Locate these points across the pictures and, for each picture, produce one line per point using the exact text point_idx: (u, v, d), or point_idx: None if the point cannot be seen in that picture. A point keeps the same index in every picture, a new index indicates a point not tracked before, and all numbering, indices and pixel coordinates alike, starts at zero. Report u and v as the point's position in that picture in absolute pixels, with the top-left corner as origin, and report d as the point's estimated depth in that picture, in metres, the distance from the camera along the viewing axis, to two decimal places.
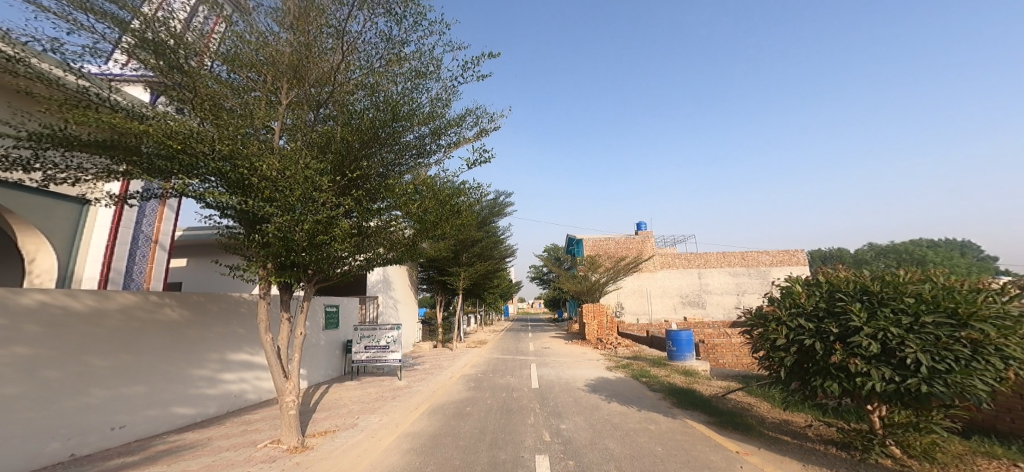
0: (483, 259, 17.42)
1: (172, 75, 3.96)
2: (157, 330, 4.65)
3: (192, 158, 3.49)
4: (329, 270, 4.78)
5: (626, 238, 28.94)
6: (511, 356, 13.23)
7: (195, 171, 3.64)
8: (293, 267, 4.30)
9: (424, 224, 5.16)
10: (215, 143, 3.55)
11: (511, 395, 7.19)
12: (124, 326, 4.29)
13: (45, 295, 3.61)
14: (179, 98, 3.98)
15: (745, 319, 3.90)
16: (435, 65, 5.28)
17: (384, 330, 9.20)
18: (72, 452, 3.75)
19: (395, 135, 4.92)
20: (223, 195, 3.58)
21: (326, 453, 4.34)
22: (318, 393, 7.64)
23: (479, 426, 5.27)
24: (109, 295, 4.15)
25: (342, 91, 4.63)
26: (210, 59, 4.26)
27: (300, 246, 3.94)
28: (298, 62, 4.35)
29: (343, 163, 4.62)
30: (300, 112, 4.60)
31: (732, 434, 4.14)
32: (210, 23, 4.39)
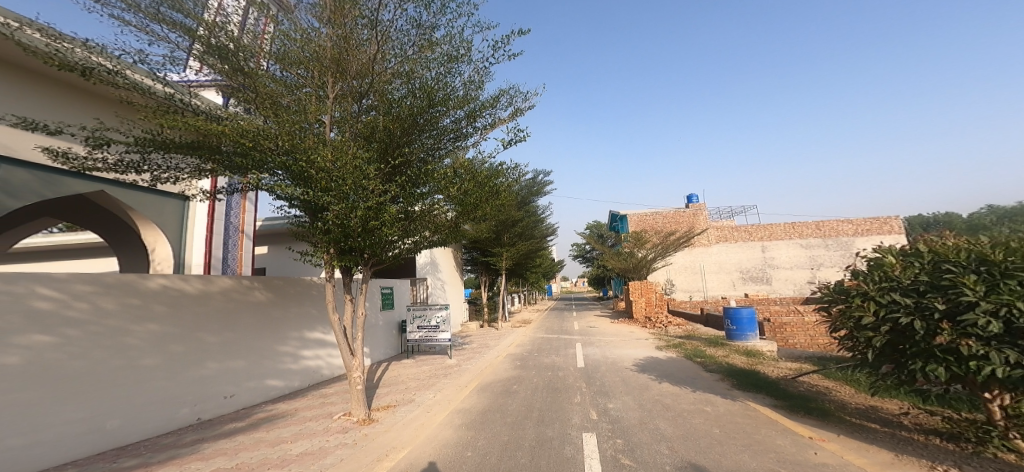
0: (524, 239, 17.52)
1: (237, 77, 4.36)
2: (250, 311, 5.10)
3: (262, 155, 3.81)
4: (383, 254, 5.01)
5: (674, 214, 27.90)
6: (555, 335, 13.34)
7: (264, 166, 3.97)
8: (352, 252, 4.56)
9: (466, 206, 5.25)
10: (278, 138, 3.80)
11: (556, 374, 7.27)
12: (225, 305, 4.76)
13: (166, 280, 4.11)
14: (245, 99, 4.39)
15: (823, 296, 3.70)
16: (466, 46, 5.24)
17: (434, 310, 9.55)
18: (198, 416, 4.33)
19: (433, 121, 5.00)
20: (289, 188, 3.86)
21: (389, 426, 4.62)
22: (380, 370, 8.09)
23: (526, 404, 5.41)
24: (211, 280, 4.58)
25: (381, 81, 4.77)
26: (265, 60, 4.54)
27: (356, 232, 4.15)
28: (340, 56, 4.43)
29: (387, 149, 4.78)
30: (347, 104, 4.77)
31: (805, 420, 3.96)
32: (261, 23, 4.63)
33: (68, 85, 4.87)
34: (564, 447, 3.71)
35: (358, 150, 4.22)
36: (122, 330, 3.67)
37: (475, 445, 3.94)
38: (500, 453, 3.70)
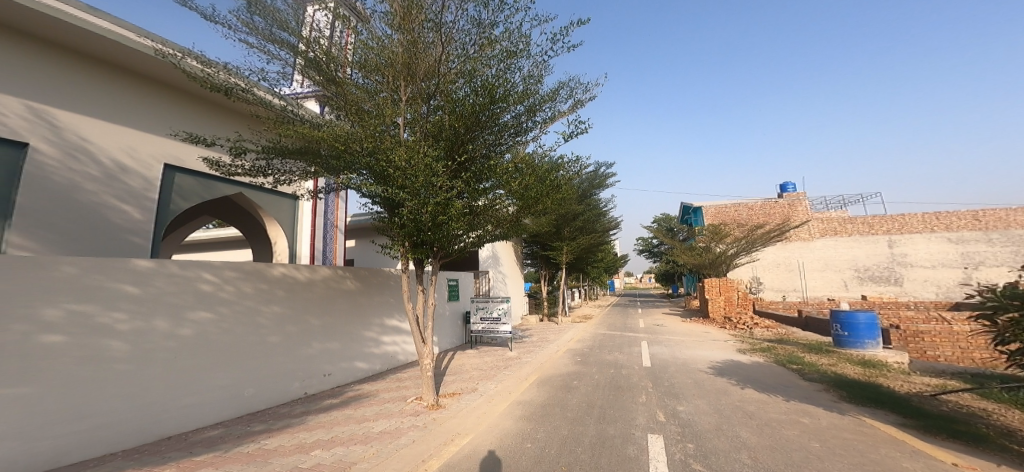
0: (585, 233, 17.21)
1: (330, 87, 4.97)
2: (343, 298, 5.98)
3: (353, 156, 4.16)
4: (449, 247, 5.14)
5: (755, 206, 25.70)
6: (618, 332, 12.95)
7: (352, 167, 4.35)
8: (424, 244, 4.75)
9: (526, 201, 5.19)
10: (364, 140, 4.12)
11: (619, 371, 7.05)
12: (327, 292, 5.71)
13: (286, 269, 5.06)
14: (336, 106, 5.02)
15: (989, 301, 3.15)
16: (525, 42, 5.21)
17: (495, 302, 9.69)
18: (305, 390, 5.23)
19: (493, 118, 5.00)
20: (372, 186, 4.12)
21: (455, 412, 4.78)
22: (447, 359, 8.43)
23: (587, 400, 5.31)
24: (315, 269, 5.51)
25: (445, 81, 4.85)
26: (349, 68, 4.89)
27: (427, 226, 4.29)
28: (409, 60, 4.64)
29: (453, 147, 4.95)
30: (417, 106, 4.95)
31: (948, 444, 3.44)
32: (344, 35, 5.06)
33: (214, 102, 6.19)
34: (628, 447, 3.58)
35: (422, 146, 4.38)
36: (257, 310, 4.63)
37: (535, 438, 3.94)
38: (560, 447, 3.67)
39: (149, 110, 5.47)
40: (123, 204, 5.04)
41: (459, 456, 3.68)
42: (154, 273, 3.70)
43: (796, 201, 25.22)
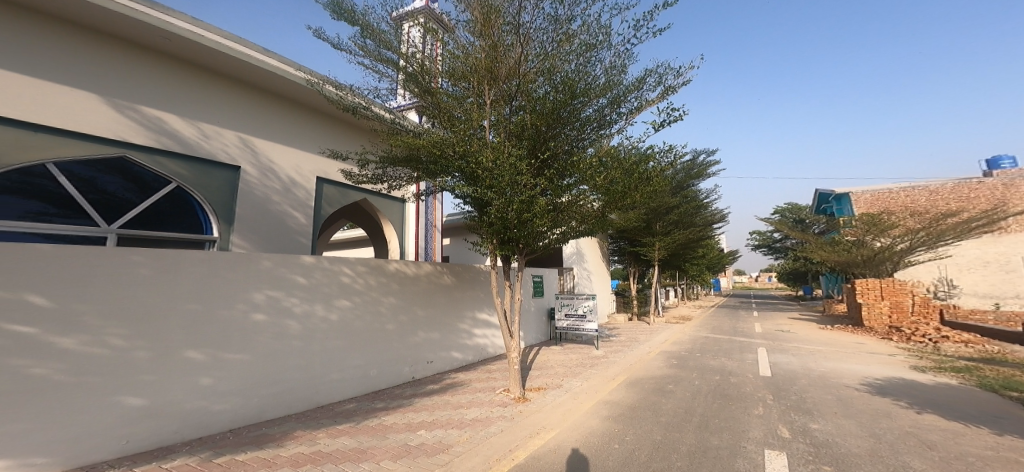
0: (681, 228, 16.12)
1: (426, 97, 5.34)
2: (441, 292, 7.06)
3: (447, 161, 4.53)
4: (534, 244, 5.18)
5: (916, 191, 21.02)
6: (726, 337, 11.85)
7: (446, 170, 4.72)
8: (510, 242, 4.91)
9: (613, 195, 5.00)
10: (455, 145, 4.43)
11: (724, 379, 6.51)
12: (428, 287, 6.77)
13: (398, 266, 6.21)
14: (431, 114, 5.44)
15: None
16: (605, 32, 5.05)
17: (581, 299, 9.55)
18: (414, 374, 6.41)
19: (574, 113, 5.02)
20: (463, 187, 4.39)
21: (540, 406, 4.90)
22: (532, 353, 8.61)
23: (684, 406, 4.97)
24: (420, 266, 6.55)
25: (526, 81, 4.95)
26: (439, 78, 5.20)
27: (512, 223, 4.39)
28: (492, 64, 4.75)
29: (535, 146, 5.06)
30: (500, 108, 5.09)
31: None
32: (434, 46, 5.37)
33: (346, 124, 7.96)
34: (736, 460, 3.30)
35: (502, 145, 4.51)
36: (378, 300, 5.81)
37: (622, 439, 3.84)
38: (653, 452, 3.52)
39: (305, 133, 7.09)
40: (295, 212, 6.72)
41: (544, 450, 3.81)
42: (314, 267, 4.94)
43: (994, 183, 19.86)
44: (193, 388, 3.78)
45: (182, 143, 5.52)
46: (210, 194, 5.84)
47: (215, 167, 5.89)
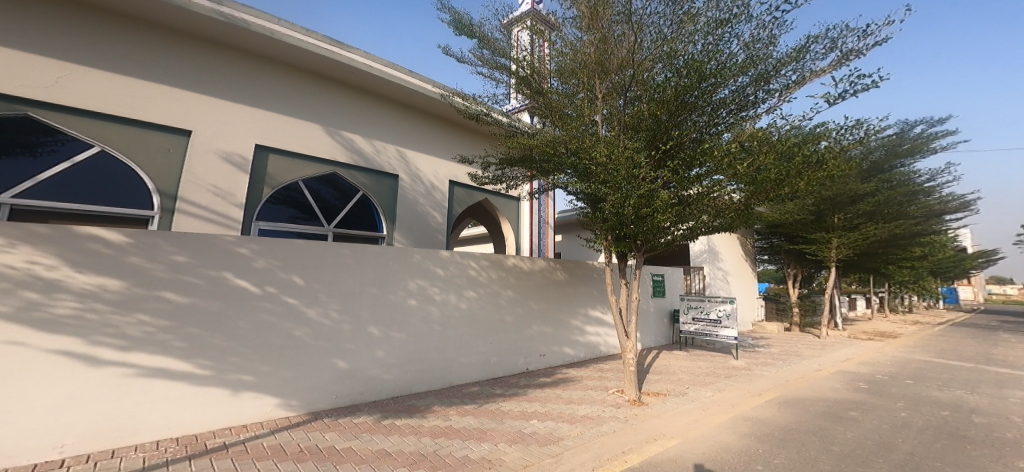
0: (875, 219, 13.97)
1: (536, 96, 6.60)
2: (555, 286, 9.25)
3: (561, 159, 5.69)
4: (655, 239, 5.79)
5: None
6: (944, 365, 9.90)
7: (559, 167, 5.95)
8: (626, 238, 5.63)
9: (755, 184, 5.22)
10: (567, 144, 5.51)
11: (939, 413, 5.83)
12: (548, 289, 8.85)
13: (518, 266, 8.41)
14: (540, 113, 6.52)
15: None
16: (741, 5, 5.40)
17: (714, 302, 8.91)
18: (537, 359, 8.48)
19: (703, 96, 5.47)
20: (577, 185, 5.42)
21: (658, 414, 5.38)
22: (650, 357, 8.72)
23: (866, 437, 4.68)
24: None
25: (641, 69, 5.65)
26: (549, 81, 6.39)
27: (629, 218, 5.08)
28: (602, 57, 5.68)
29: (656, 137, 5.60)
30: (612, 101, 5.96)
31: None
32: (543, 48, 6.57)
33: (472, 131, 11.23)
34: None
35: (624, 142, 5.17)
36: None
37: (764, 462, 4.01)
38: None
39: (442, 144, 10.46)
40: (434, 212, 9.98)
41: (662, 457, 4.23)
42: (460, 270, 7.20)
43: None
44: (334, 366, 6.83)
45: (366, 159, 8.88)
46: (381, 198, 9.13)
47: (385, 177, 9.24)
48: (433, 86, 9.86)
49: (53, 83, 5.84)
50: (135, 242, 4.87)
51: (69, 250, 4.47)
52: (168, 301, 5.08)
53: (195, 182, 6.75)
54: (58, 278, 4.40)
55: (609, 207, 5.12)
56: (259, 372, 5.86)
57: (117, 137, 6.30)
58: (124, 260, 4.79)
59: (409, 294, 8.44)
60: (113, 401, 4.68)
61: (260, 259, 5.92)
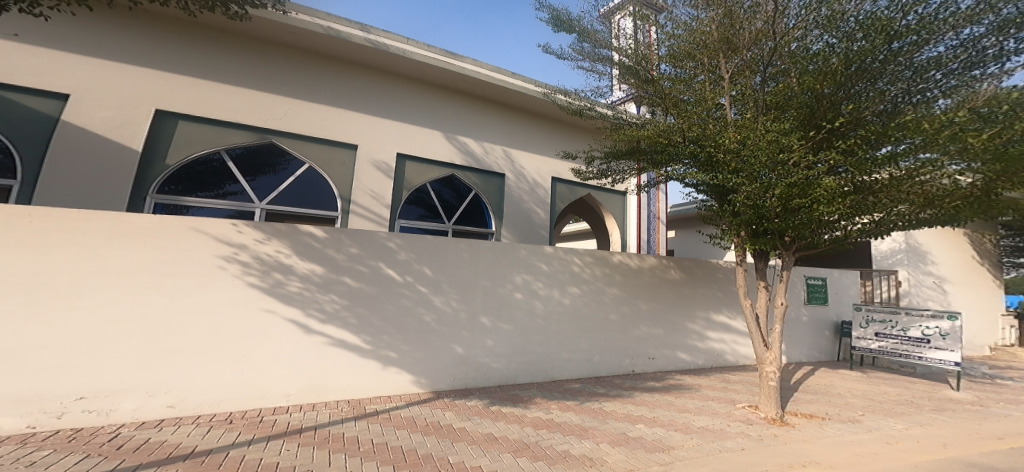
0: None
1: (643, 85, 7.06)
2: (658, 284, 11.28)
3: (675, 147, 6.10)
4: (817, 235, 5.95)
5: None
6: None
7: (679, 159, 6.28)
8: (768, 235, 5.85)
9: (989, 155, 4.84)
10: (686, 131, 5.91)
11: None
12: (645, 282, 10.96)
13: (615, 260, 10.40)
14: (651, 102, 7.01)
15: None
16: None
17: (907, 319, 9.36)
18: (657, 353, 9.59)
19: (896, 56, 5.45)
20: (699, 174, 5.94)
21: (809, 438, 5.18)
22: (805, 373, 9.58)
23: None
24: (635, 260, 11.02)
25: (784, 39, 5.85)
26: (656, 64, 6.97)
27: (774, 209, 5.34)
28: (730, 33, 6.05)
29: (812, 113, 5.89)
30: (743, 80, 6.24)
31: None
32: (646, 36, 7.18)
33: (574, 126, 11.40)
34: None
35: (766, 125, 5.55)
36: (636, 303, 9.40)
37: None
38: None
39: (549, 143, 10.70)
40: (540, 209, 10.12)
41: None
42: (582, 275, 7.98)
43: None
44: (453, 351, 8.19)
45: (478, 160, 9.38)
46: (490, 196, 9.57)
47: (493, 175, 9.66)
48: (536, 86, 10.08)
49: (283, 114, 7.62)
50: (330, 238, 6.97)
51: (297, 244, 6.63)
52: (348, 285, 7.10)
53: (361, 189, 8.01)
54: (291, 263, 6.56)
55: (746, 198, 5.45)
56: (399, 350, 7.62)
57: (317, 152, 7.87)
58: (324, 250, 6.92)
59: (515, 287, 9.10)
60: (317, 362, 6.75)
61: (403, 252, 7.72)
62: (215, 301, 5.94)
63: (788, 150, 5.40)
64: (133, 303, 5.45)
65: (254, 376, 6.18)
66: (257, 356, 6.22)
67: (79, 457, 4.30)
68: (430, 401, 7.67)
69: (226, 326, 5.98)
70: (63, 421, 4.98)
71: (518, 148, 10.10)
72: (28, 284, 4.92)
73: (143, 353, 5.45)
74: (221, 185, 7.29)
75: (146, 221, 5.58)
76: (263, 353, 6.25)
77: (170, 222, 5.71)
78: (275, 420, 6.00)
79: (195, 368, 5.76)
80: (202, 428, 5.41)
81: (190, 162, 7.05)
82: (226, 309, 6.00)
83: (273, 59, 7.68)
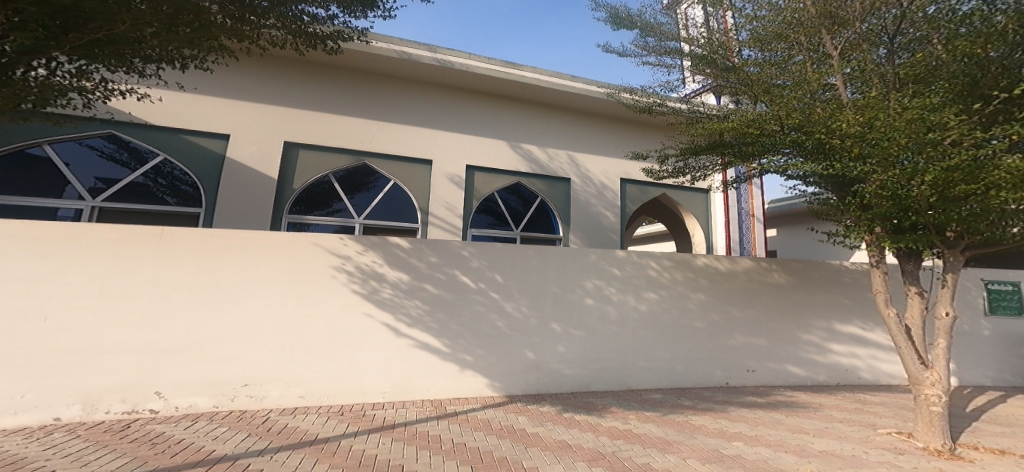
0: None
1: (722, 75, 7.07)
2: (766, 289, 10.41)
3: (770, 136, 5.91)
4: (993, 229, 4.96)
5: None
6: None
7: (777, 149, 5.96)
8: (917, 230, 5.12)
9: None
10: (784, 120, 5.69)
11: None
12: (746, 283, 10.31)
13: (704, 263, 10.01)
14: (739, 91, 6.81)
15: None
16: None
17: None
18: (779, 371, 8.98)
19: None
20: (806, 163, 5.39)
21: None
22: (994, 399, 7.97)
23: None
24: (734, 263, 10.27)
25: (917, 7, 5.35)
26: (738, 53, 6.85)
27: (923, 198, 4.58)
28: (839, 7, 5.68)
29: (973, 82, 4.90)
30: (863, 55, 5.78)
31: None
32: (723, 23, 7.11)
33: (641, 123, 11.03)
34: None
35: (903, 101, 4.95)
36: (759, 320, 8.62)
37: None
38: None
39: (615, 144, 10.47)
40: (608, 212, 9.92)
41: None
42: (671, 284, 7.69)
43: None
44: (525, 356, 8.33)
45: (543, 167, 9.47)
46: (557, 201, 9.57)
47: (558, 180, 9.71)
48: (598, 87, 9.93)
49: (370, 137, 8.18)
50: (413, 248, 7.78)
51: (386, 254, 7.55)
52: (429, 291, 7.81)
53: (436, 201, 8.36)
54: (382, 271, 7.46)
55: (882, 187, 4.76)
56: (474, 354, 8.01)
57: (399, 170, 8.35)
58: (409, 259, 7.72)
59: (586, 293, 8.98)
60: (407, 364, 7.56)
61: (475, 259, 8.16)
62: (330, 306, 7.15)
63: (943, 127, 4.63)
64: (275, 308, 6.83)
65: (359, 373, 7.25)
66: (360, 356, 7.28)
67: (244, 435, 5.74)
68: (504, 405, 7.87)
69: (338, 327, 7.14)
70: (235, 402, 6.49)
71: (583, 152, 10.04)
72: (207, 290, 6.49)
73: (282, 349, 6.81)
74: (331, 204, 8.03)
75: (282, 238, 6.94)
76: (365, 352, 7.29)
77: (297, 240, 7.01)
78: (374, 414, 6.94)
79: (316, 364, 7.00)
80: (321, 417, 6.60)
81: (310, 185, 7.87)
82: (338, 313, 7.16)
83: (360, 84, 8.26)
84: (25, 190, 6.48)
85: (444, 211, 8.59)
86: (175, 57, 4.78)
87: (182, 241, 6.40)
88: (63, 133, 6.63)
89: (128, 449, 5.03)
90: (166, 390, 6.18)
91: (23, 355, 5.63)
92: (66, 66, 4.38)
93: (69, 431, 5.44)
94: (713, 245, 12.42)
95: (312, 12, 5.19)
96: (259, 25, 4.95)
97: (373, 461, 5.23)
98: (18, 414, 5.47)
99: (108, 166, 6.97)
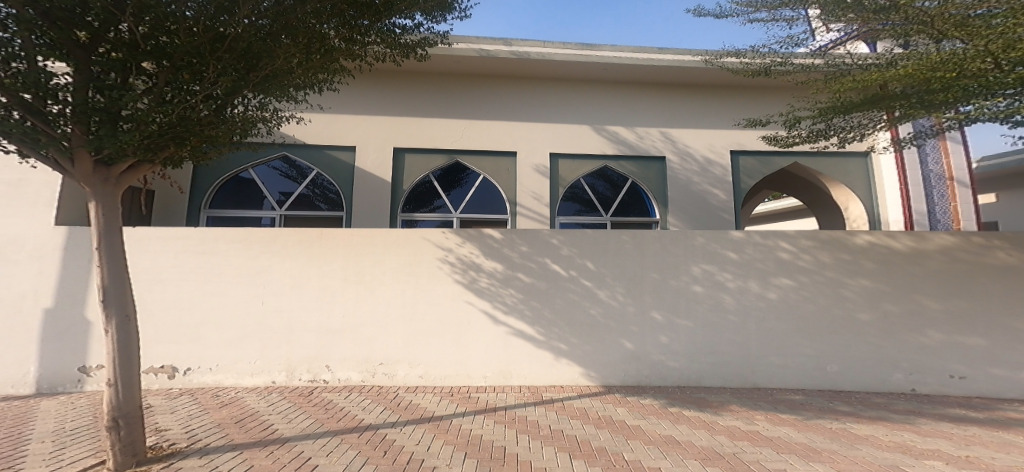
0: None
1: (876, 16, 6.05)
2: (984, 271, 7.48)
3: (969, 76, 5.04)
4: None
5: None
6: None
7: (991, 93, 5.08)
8: None
9: None
10: (993, 54, 4.79)
11: None
12: (948, 263, 7.53)
13: (874, 239, 7.70)
14: (905, 30, 6.03)
15: None
16: None
17: None
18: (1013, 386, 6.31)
19: None
20: None
21: None
22: None
23: None
24: (925, 240, 7.59)
25: None
26: None
27: None
28: None
29: None
30: None
31: None
32: None
33: (756, 86, 9.70)
34: None
35: None
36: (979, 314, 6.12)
37: None
38: None
39: (721, 113, 9.52)
40: (715, 189, 9.13)
41: None
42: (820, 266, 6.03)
43: None
44: (623, 346, 7.82)
45: (633, 147, 9.22)
46: (650, 183, 9.26)
47: (651, 160, 9.30)
48: (693, 55, 9.07)
49: (462, 135, 9.03)
50: (506, 238, 7.88)
51: (482, 245, 7.84)
52: (523, 281, 7.85)
53: (523, 190, 8.85)
54: (477, 261, 7.82)
55: None
56: (567, 342, 7.81)
57: (489, 165, 9.05)
58: (501, 250, 7.87)
59: (693, 279, 7.90)
60: (506, 350, 7.79)
61: (566, 248, 7.94)
62: (441, 295, 7.77)
63: None
64: (399, 296, 7.74)
65: (468, 357, 7.77)
66: (467, 341, 7.78)
67: (381, 408, 6.63)
68: (601, 395, 7.42)
69: (448, 317, 7.76)
70: (377, 377, 7.69)
71: (679, 127, 9.43)
72: (347, 282, 7.70)
73: (409, 334, 7.73)
74: (432, 202, 9.12)
75: (399, 235, 7.76)
76: (470, 338, 7.77)
77: (410, 236, 7.74)
78: (479, 397, 7.29)
79: (433, 347, 7.75)
80: (437, 396, 7.26)
81: (415, 187, 9.06)
82: (448, 302, 7.77)
83: (455, 91, 9.16)
84: (239, 204, 8.81)
85: (532, 201, 8.99)
86: (314, 82, 6.11)
87: (331, 242, 7.70)
88: (256, 159, 8.65)
89: (311, 413, 6.32)
90: (332, 364, 7.65)
91: (245, 332, 7.58)
92: (254, 101, 5.82)
93: (281, 392, 7.26)
94: (879, 219, 9.91)
95: (401, 23, 6.23)
96: (365, 43, 6.04)
97: (480, 440, 5.37)
98: (254, 377, 7.53)
99: (285, 181, 8.93)
